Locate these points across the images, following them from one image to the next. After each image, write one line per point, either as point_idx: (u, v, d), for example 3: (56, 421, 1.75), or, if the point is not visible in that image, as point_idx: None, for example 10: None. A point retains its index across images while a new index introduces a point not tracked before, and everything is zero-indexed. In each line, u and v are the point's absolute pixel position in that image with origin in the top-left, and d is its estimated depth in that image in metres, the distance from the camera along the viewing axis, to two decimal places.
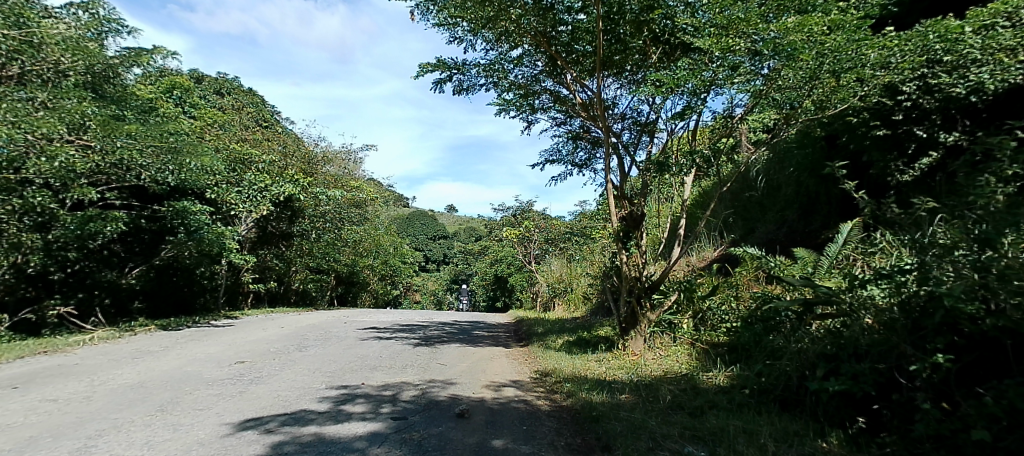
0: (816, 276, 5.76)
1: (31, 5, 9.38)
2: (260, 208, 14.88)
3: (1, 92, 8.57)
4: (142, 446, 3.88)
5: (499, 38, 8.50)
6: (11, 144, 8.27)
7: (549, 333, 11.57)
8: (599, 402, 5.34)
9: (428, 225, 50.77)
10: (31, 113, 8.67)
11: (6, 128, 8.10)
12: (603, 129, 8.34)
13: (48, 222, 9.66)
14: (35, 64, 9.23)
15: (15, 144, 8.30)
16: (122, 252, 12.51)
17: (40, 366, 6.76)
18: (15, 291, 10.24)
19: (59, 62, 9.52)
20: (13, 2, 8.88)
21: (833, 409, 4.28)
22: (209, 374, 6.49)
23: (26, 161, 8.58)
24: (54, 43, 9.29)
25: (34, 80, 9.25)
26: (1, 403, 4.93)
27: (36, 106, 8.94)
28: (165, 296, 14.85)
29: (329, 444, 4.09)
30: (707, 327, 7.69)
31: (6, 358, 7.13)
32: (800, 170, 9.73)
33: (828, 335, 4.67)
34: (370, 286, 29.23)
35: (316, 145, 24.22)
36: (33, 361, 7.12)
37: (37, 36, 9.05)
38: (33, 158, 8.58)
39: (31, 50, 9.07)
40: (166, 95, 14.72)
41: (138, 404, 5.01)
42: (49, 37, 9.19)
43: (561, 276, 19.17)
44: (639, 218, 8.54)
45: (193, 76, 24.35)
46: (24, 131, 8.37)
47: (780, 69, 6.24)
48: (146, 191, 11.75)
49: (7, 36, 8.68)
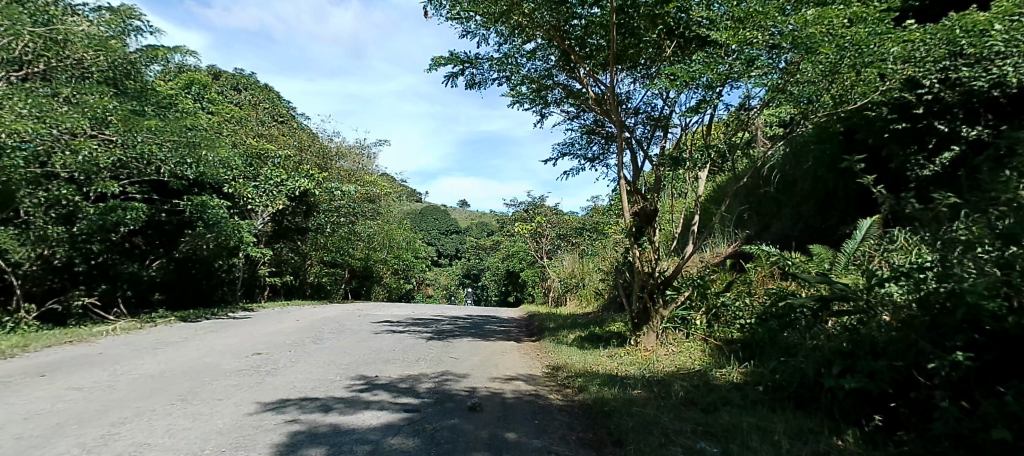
0: (834, 273, 5.68)
1: (57, 3, 9.60)
2: (277, 203, 15.12)
3: (28, 89, 8.79)
4: (164, 434, 3.96)
5: (512, 32, 8.48)
6: (37, 139, 8.50)
7: (562, 328, 11.63)
8: (612, 397, 5.36)
9: (441, 220, 50.98)
10: (57, 107, 8.83)
11: (32, 123, 8.28)
12: (617, 123, 8.30)
13: (73, 214, 9.92)
14: (61, 61, 9.47)
15: (41, 138, 8.53)
16: (144, 245, 12.77)
17: (68, 355, 6.95)
18: (43, 282, 10.49)
19: (83, 59, 9.70)
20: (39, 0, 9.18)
21: (849, 407, 4.24)
22: (228, 365, 6.61)
23: (52, 156, 8.83)
24: (78, 40, 9.51)
25: (59, 76, 9.50)
26: (29, 391, 5.07)
27: (60, 101, 9.14)
28: (184, 288, 15.12)
29: (343, 435, 4.13)
30: (720, 323, 7.64)
31: (35, 347, 7.34)
32: (816, 165, 9.59)
33: (846, 332, 4.61)
34: (383, 280, 29.43)
35: (331, 140, 24.37)
36: (61, 350, 7.33)
37: (62, 34, 9.32)
38: (58, 152, 8.83)
39: (56, 47, 9.32)
40: (186, 90, 14.91)
41: (159, 394, 5.11)
42: (72, 35, 9.41)
43: (574, 271, 19.16)
44: (652, 214, 8.49)
45: (210, 72, 24.66)
46: (49, 126, 8.54)
47: (800, 62, 6.18)
48: (166, 185, 12.00)
49: (34, 34, 8.99)
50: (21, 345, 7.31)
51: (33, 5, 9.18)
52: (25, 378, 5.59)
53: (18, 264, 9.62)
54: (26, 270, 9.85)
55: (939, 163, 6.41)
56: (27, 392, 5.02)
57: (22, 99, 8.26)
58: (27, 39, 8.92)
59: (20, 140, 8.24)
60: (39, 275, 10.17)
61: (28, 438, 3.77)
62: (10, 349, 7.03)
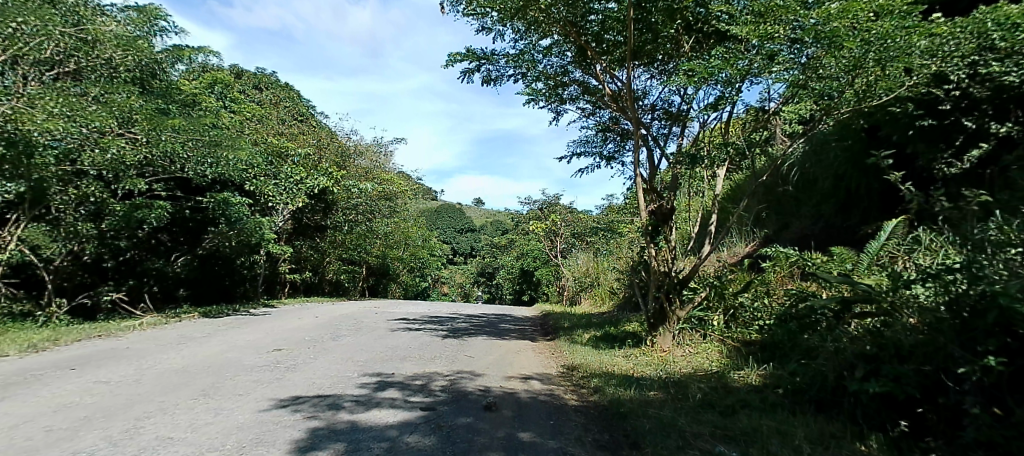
0: (856, 274, 5.54)
1: (88, 3, 9.73)
2: (296, 201, 15.34)
3: (61, 88, 9.00)
4: (187, 428, 4.01)
5: (529, 28, 8.45)
6: (67, 139, 8.67)
7: (576, 327, 11.58)
8: (628, 399, 5.30)
9: (455, 218, 51.07)
10: (86, 107, 8.94)
11: (64, 122, 8.39)
12: (633, 120, 8.20)
13: (101, 211, 10.18)
14: (90, 60, 9.60)
15: (70, 138, 8.68)
16: (169, 242, 13.12)
17: (96, 349, 7.10)
18: (74, 277, 10.86)
19: (113, 58, 9.85)
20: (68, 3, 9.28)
21: (873, 412, 4.10)
22: (248, 360, 6.69)
23: (81, 154, 9.06)
24: (107, 41, 9.65)
25: (89, 76, 9.68)
26: (60, 383, 5.18)
27: (90, 100, 9.30)
28: (209, 285, 15.40)
29: (361, 432, 4.14)
30: (739, 325, 7.50)
31: (66, 340, 7.52)
32: (836, 162, 9.32)
33: (869, 335, 4.48)
34: (399, 278, 29.64)
35: (349, 139, 24.52)
36: (91, 343, 7.48)
37: (91, 34, 9.43)
38: (88, 150, 9.02)
39: (87, 47, 9.45)
40: (210, 89, 15.14)
41: (182, 388, 5.18)
42: (102, 35, 9.55)
43: (588, 270, 19.07)
44: (668, 213, 8.44)
45: (233, 71, 25.03)
46: (80, 125, 8.64)
47: (822, 56, 6.04)
48: (191, 183, 12.25)
49: (65, 35, 9.08)
50: (54, 339, 7.48)
51: (65, 6, 9.30)
52: (56, 371, 5.72)
53: (49, 259, 9.96)
54: (58, 265, 10.18)
55: (968, 161, 6.21)
56: (57, 385, 5.13)
57: (55, 99, 8.39)
58: (58, 39, 8.99)
59: (51, 139, 8.41)
60: (69, 270, 10.58)
61: (58, 431, 3.83)
62: (43, 342, 7.21)
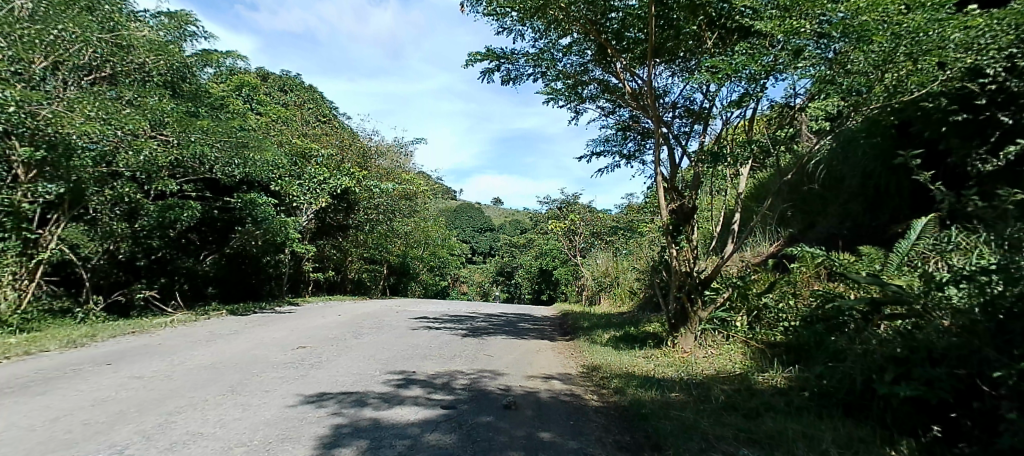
0: (885, 274, 5.41)
1: (122, 9, 10.00)
2: (319, 201, 15.56)
3: (97, 93, 9.28)
4: (215, 424, 4.09)
5: (548, 27, 8.42)
6: (103, 140, 8.86)
7: (596, 327, 11.53)
8: (649, 400, 5.25)
9: (475, 217, 51.25)
10: (121, 110, 9.17)
11: (100, 125, 8.60)
12: (654, 118, 8.12)
13: (136, 211, 10.42)
14: (125, 65, 9.87)
15: (107, 139, 8.88)
16: (199, 241, 13.50)
17: (131, 345, 7.31)
18: (110, 276, 11.17)
19: (145, 62, 10.10)
20: (105, 10, 9.53)
21: (904, 416, 4.00)
22: (275, 357, 6.81)
23: (116, 156, 9.24)
24: (141, 46, 9.89)
25: (124, 80, 9.96)
26: (97, 378, 5.34)
27: (124, 104, 9.58)
28: (235, 283, 15.82)
29: (383, 429, 4.18)
30: (763, 326, 7.33)
31: (102, 336, 7.75)
32: (865, 161, 9.10)
33: (900, 337, 4.36)
34: (419, 277, 29.87)
35: (370, 139, 24.78)
36: (125, 340, 7.71)
37: (126, 40, 9.68)
38: (123, 152, 9.24)
39: (121, 52, 9.69)
40: (236, 92, 15.47)
41: (211, 384, 5.29)
42: (137, 41, 9.79)
43: (608, 270, 18.95)
44: (690, 213, 8.36)
45: (258, 74, 25.50)
46: (114, 128, 8.86)
47: (850, 52, 5.95)
48: (218, 184, 12.53)
49: (102, 41, 9.32)
50: (90, 335, 7.72)
51: (101, 12, 9.51)
52: (93, 366, 5.90)
53: (87, 257, 10.19)
54: (95, 263, 10.43)
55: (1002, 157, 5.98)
56: (94, 379, 5.29)
57: (91, 102, 8.61)
58: (96, 45, 9.24)
59: (89, 142, 8.62)
60: (105, 269, 10.81)
61: (95, 425, 3.95)
62: (81, 338, 7.44)
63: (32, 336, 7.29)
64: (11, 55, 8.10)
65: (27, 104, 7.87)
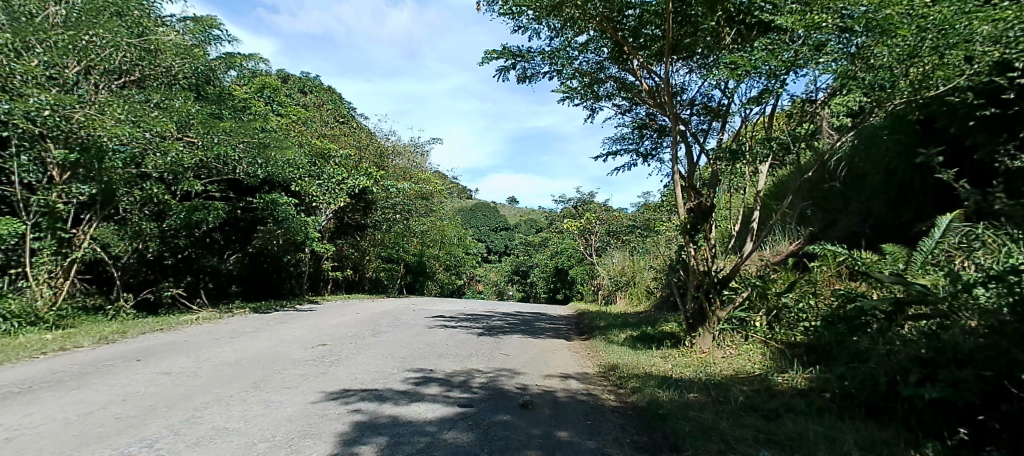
0: (909, 273, 5.29)
1: (149, 14, 10.27)
2: (338, 201, 15.77)
3: (126, 96, 9.52)
4: (240, 419, 4.17)
5: (564, 25, 8.40)
6: (133, 143, 9.08)
7: (613, 327, 11.49)
8: (667, 400, 5.22)
9: (490, 216, 51.37)
10: (149, 112, 9.37)
11: (130, 128, 8.81)
12: (672, 116, 8.04)
13: (163, 211, 10.67)
14: (152, 69, 10.11)
15: (136, 142, 9.09)
16: (222, 240, 13.71)
17: (159, 341, 7.50)
18: (138, 275, 11.53)
19: (172, 66, 10.32)
20: (135, 15, 9.80)
21: (929, 418, 3.90)
22: (296, 355, 6.91)
23: (145, 158, 9.37)
24: (167, 49, 10.08)
25: (152, 84, 10.20)
26: (127, 374, 5.49)
27: (151, 106, 9.79)
28: (258, 281, 16.21)
29: (402, 427, 4.23)
30: (782, 326, 7.20)
31: (131, 333, 7.97)
32: (888, 157, 8.92)
33: (925, 338, 4.29)
34: (436, 275, 30.06)
35: (387, 139, 25.00)
36: (153, 336, 7.91)
37: (153, 43, 9.90)
38: (151, 154, 9.44)
39: (149, 56, 9.91)
40: (258, 94, 15.74)
41: (235, 380, 5.40)
42: (163, 45, 9.98)
43: (624, 269, 18.86)
44: (708, 211, 8.42)
45: (279, 75, 25.90)
46: (144, 130, 9.06)
47: (873, 46, 5.84)
48: (241, 184, 12.77)
49: (131, 46, 9.54)
50: (121, 332, 7.92)
51: (130, 17, 9.77)
52: (123, 362, 6.06)
53: (118, 256, 10.50)
54: (125, 262, 10.73)
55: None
56: (125, 375, 5.44)
57: (120, 106, 8.78)
58: (125, 49, 9.43)
59: (119, 145, 8.84)
60: (135, 268, 11.14)
61: (126, 419, 4.06)
62: (112, 335, 7.65)
63: (66, 333, 7.52)
64: (46, 60, 8.34)
65: (62, 108, 8.09)
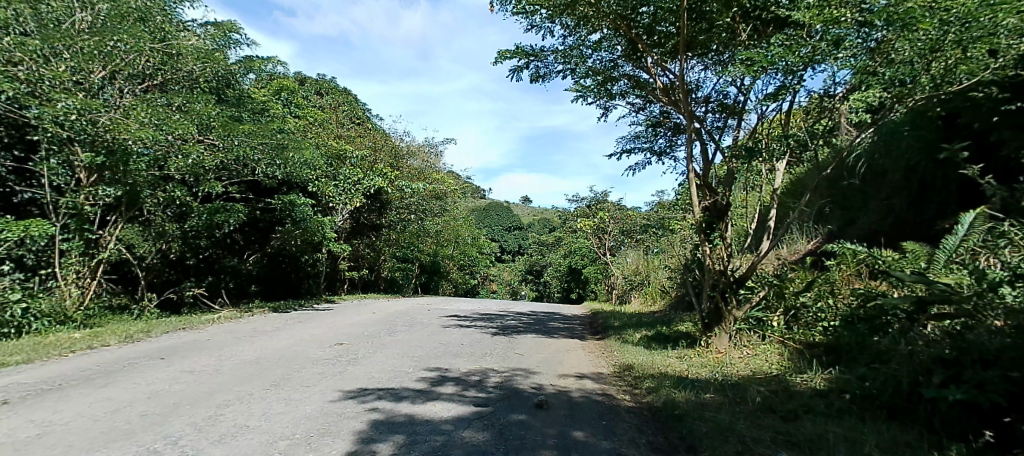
0: (932, 272, 5.18)
1: (171, 19, 10.47)
2: (354, 201, 15.93)
3: (149, 99, 9.71)
4: (261, 417, 4.24)
5: (578, 23, 8.39)
6: (156, 146, 9.24)
7: (627, 327, 11.44)
8: (683, 401, 5.19)
9: (503, 216, 51.44)
10: (171, 116, 9.52)
11: (153, 131, 8.98)
12: (687, 114, 7.98)
13: (186, 213, 10.87)
14: (174, 73, 10.31)
15: (159, 145, 9.25)
16: (242, 241, 14.08)
17: (183, 340, 7.65)
18: (161, 275, 11.80)
19: (193, 70, 10.51)
20: (158, 20, 10.02)
21: (953, 420, 3.83)
22: (314, 354, 7.00)
23: (168, 161, 9.62)
24: (189, 54, 10.26)
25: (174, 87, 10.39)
26: (152, 372, 5.60)
27: (173, 110, 9.97)
28: (276, 281, 16.45)
29: (418, 426, 4.26)
30: (801, 326, 7.12)
31: (155, 332, 8.13)
32: (910, 154, 8.77)
33: (949, 338, 4.22)
34: (450, 275, 30.20)
35: (402, 139, 25.16)
36: (177, 335, 8.07)
37: (175, 48, 10.08)
38: (174, 157, 9.60)
39: (171, 60, 10.10)
40: (276, 96, 15.96)
41: (255, 379, 5.48)
42: (185, 49, 10.14)
43: (639, 268, 18.76)
44: (724, 210, 8.34)
45: (296, 77, 26.21)
46: (166, 133, 9.21)
47: (894, 40, 5.72)
48: (260, 185, 12.97)
49: (154, 50, 9.74)
50: (145, 331, 8.09)
51: (153, 22, 9.98)
52: (148, 360, 6.19)
53: (142, 256, 10.72)
54: (149, 262, 10.96)
55: None
56: (149, 373, 5.55)
57: (143, 109, 8.95)
58: (148, 54, 9.61)
59: (143, 148, 9.01)
60: (158, 268, 11.42)
61: (151, 416, 4.14)
62: (138, 333, 7.82)
63: (94, 332, 7.70)
64: (72, 65, 8.46)
65: (89, 113, 8.29)
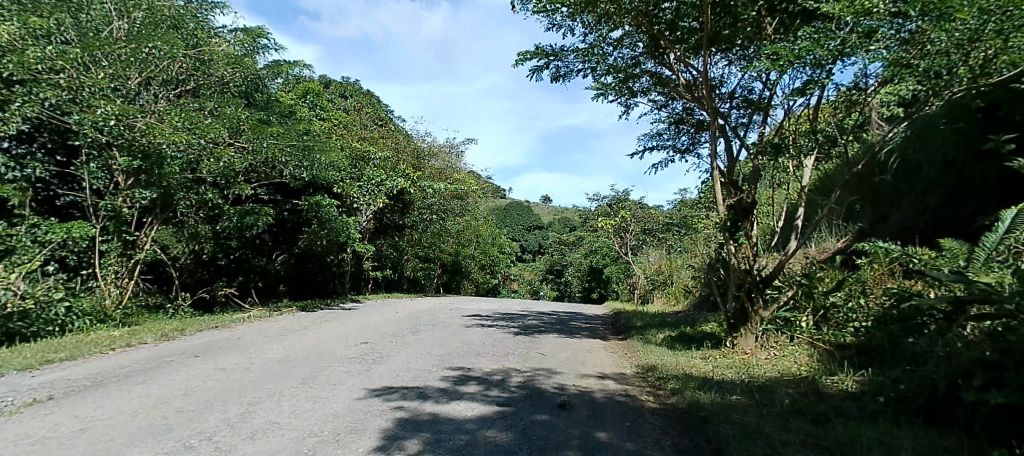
0: (971, 270, 4.99)
1: (203, 26, 10.74)
2: (378, 202, 16.09)
3: (182, 104, 9.97)
4: (290, 414, 4.31)
5: (599, 21, 8.33)
6: (189, 150, 9.46)
7: (650, 327, 11.33)
8: (709, 402, 5.11)
9: (524, 216, 51.40)
10: (203, 120, 9.72)
11: (185, 135, 9.20)
12: (710, 110, 7.85)
13: (218, 215, 11.13)
14: (206, 78, 10.59)
15: (192, 148, 9.49)
16: (271, 241, 14.32)
17: (214, 338, 7.82)
18: (194, 274, 12.19)
19: (224, 75, 10.77)
20: (191, 27, 10.34)
21: (995, 425, 3.69)
22: (340, 352, 7.09)
23: (200, 164, 9.87)
24: (220, 60, 10.53)
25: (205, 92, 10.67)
26: (187, 369, 5.74)
27: (204, 114, 10.22)
28: (303, 281, 16.77)
29: (442, 424, 4.27)
30: (830, 326, 6.94)
31: (187, 330, 8.34)
32: (946, 148, 8.50)
33: (990, 340, 4.07)
34: (471, 275, 30.30)
35: (424, 140, 25.35)
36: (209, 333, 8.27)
37: (207, 54, 10.35)
38: (206, 160, 9.82)
39: (203, 66, 10.38)
40: (301, 99, 16.25)
41: (285, 377, 5.57)
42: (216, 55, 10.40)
43: (662, 268, 18.56)
44: (749, 208, 8.16)
45: (321, 80, 26.63)
46: (197, 137, 9.43)
47: (929, 30, 5.53)
48: (287, 187, 13.19)
49: (186, 56, 10.02)
50: (180, 329, 8.30)
51: (186, 29, 10.31)
52: (182, 358, 6.35)
53: (176, 257, 11.22)
54: (182, 262, 11.41)
55: None
56: (184, 370, 5.69)
57: (176, 114, 9.16)
58: (181, 60, 9.90)
59: (176, 152, 9.22)
60: (191, 268, 11.79)
61: (186, 412, 4.25)
62: (172, 331, 8.03)
63: (131, 330, 7.94)
64: (111, 72, 8.77)
65: (126, 117, 8.55)
